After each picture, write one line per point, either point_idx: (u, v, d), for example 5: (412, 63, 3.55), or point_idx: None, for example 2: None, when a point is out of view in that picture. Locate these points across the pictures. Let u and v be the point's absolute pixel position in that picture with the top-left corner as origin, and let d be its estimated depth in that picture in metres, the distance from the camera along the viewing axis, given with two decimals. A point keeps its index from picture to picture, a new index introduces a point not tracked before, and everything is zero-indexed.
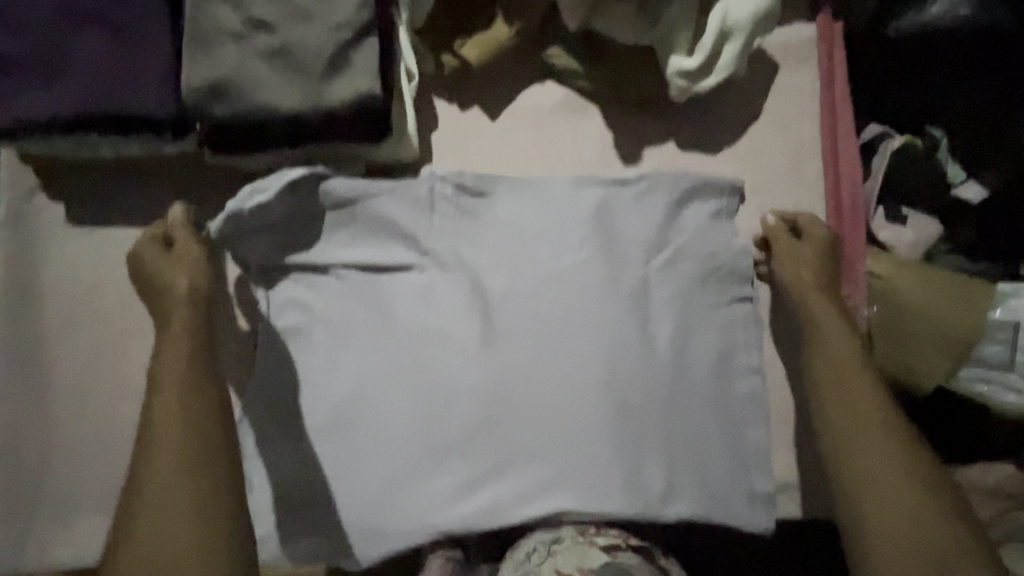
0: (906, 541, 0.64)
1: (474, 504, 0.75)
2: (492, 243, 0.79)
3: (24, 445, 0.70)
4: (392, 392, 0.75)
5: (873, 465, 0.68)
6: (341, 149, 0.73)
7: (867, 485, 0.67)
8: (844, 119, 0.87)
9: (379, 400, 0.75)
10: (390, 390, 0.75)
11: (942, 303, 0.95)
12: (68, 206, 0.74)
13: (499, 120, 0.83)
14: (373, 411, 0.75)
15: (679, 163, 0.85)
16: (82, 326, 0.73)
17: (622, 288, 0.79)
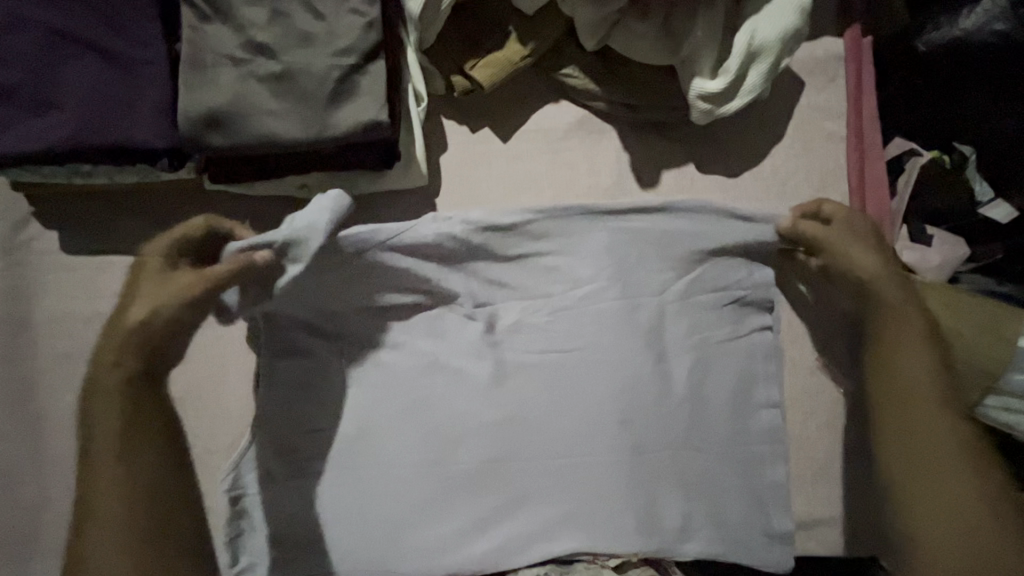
0: (963, 542, 0.65)
1: (484, 545, 0.72)
2: (503, 276, 0.76)
3: (22, 481, 0.69)
4: (400, 428, 0.73)
5: (936, 481, 0.67)
6: (348, 175, 0.72)
7: (938, 502, 0.67)
8: (871, 142, 0.83)
9: (387, 436, 0.73)
10: (398, 425, 0.73)
11: (971, 332, 0.90)
12: (64, 235, 0.72)
13: (510, 142, 0.79)
14: (380, 447, 0.73)
15: (697, 187, 0.82)
16: (79, 359, 0.71)
17: (639, 320, 0.75)
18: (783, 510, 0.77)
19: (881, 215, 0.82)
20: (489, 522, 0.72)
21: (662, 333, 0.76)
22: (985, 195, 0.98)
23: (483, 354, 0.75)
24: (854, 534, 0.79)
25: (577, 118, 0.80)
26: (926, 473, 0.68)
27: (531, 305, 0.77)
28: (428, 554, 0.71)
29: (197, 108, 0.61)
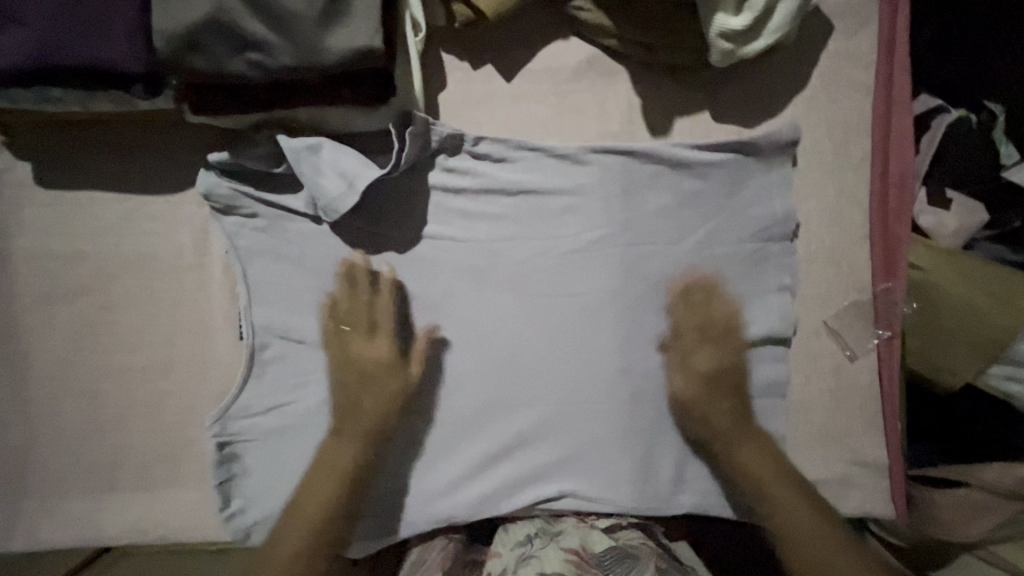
0: None
1: (477, 491, 0.71)
2: (506, 218, 0.73)
3: (6, 421, 0.67)
4: (395, 374, 0.71)
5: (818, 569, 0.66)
6: (332, 115, 0.67)
7: None
8: (901, 93, 0.77)
9: None
10: (392, 371, 0.72)
11: (981, 298, 0.88)
12: (37, 167, 0.67)
13: (515, 81, 0.74)
14: None
15: (712, 136, 0.77)
16: (60, 300, 0.68)
17: (642, 271, 0.75)
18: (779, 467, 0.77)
19: (901, 176, 0.78)
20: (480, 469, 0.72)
21: (666, 283, 0.75)
22: (1011, 158, 0.95)
23: (481, 303, 0.73)
24: (847, 492, 0.79)
25: (587, 56, 0.75)
26: None
27: (533, 253, 0.74)
28: (420, 499, 0.71)
29: (173, 26, 0.56)
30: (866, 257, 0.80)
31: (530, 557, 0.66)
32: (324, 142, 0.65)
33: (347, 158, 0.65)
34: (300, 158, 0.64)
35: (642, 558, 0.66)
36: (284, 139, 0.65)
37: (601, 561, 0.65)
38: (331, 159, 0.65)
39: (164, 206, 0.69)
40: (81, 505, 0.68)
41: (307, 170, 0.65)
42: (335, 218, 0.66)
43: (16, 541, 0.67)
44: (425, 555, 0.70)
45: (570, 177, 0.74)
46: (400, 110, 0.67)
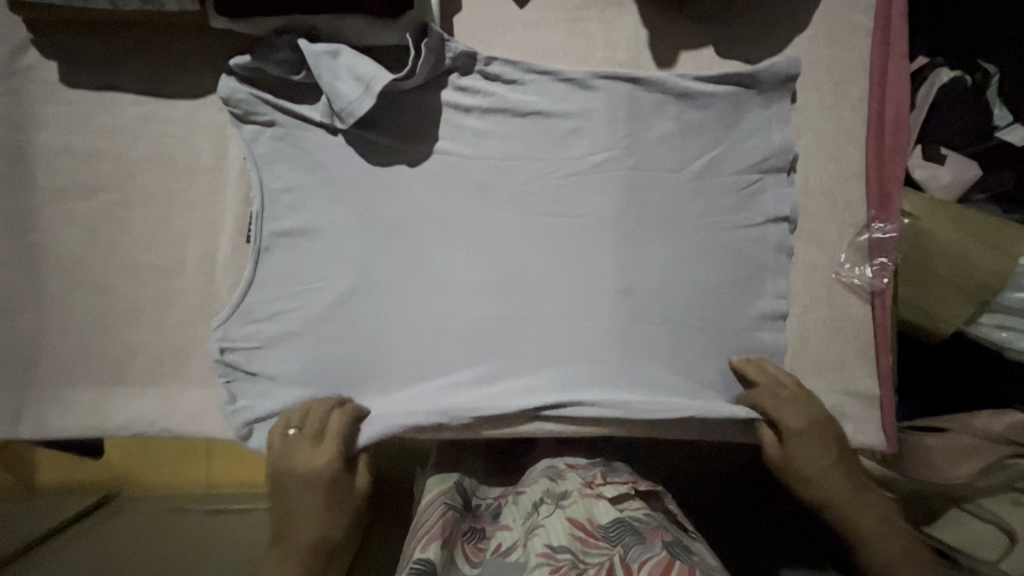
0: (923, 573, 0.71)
1: (475, 401, 0.71)
2: (514, 137, 0.75)
3: (20, 311, 0.69)
4: (402, 284, 0.73)
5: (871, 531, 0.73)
6: (349, 26, 0.69)
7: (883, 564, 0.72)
8: (897, 36, 0.81)
9: (385, 291, 0.73)
10: (399, 281, 0.73)
11: (974, 244, 0.90)
12: (64, 65, 0.69)
13: (527, 8, 0.77)
14: (378, 302, 0.72)
15: (716, 70, 0.79)
16: (78, 196, 0.70)
17: (646, 195, 0.76)
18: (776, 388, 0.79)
19: (896, 116, 0.81)
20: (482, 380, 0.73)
21: (670, 207, 0.76)
22: (1004, 119, 0.97)
23: (488, 218, 0.75)
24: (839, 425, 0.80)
25: None
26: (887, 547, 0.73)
27: (541, 171, 0.76)
28: (420, 404, 0.70)
29: None
30: (861, 192, 0.82)
31: (536, 528, 0.67)
32: (343, 49, 0.68)
33: (364, 63, 0.68)
34: (318, 61, 0.67)
35: (647, 532, 0.65)
36: (303, 42, 0.67)
37: (607, 533, 0.65)
38: (347, 63, 0.67)
39: (184, 110, 0.71)
40: (90, 399, 0.70)
41: (326, 73, 0.67)
42: (349, 122, 0.69)
43: (24, 430, 0.69)
44: (427, 512, 0.73)
45: (578, 100, 0.76)
46: (419, 21, 0.69)
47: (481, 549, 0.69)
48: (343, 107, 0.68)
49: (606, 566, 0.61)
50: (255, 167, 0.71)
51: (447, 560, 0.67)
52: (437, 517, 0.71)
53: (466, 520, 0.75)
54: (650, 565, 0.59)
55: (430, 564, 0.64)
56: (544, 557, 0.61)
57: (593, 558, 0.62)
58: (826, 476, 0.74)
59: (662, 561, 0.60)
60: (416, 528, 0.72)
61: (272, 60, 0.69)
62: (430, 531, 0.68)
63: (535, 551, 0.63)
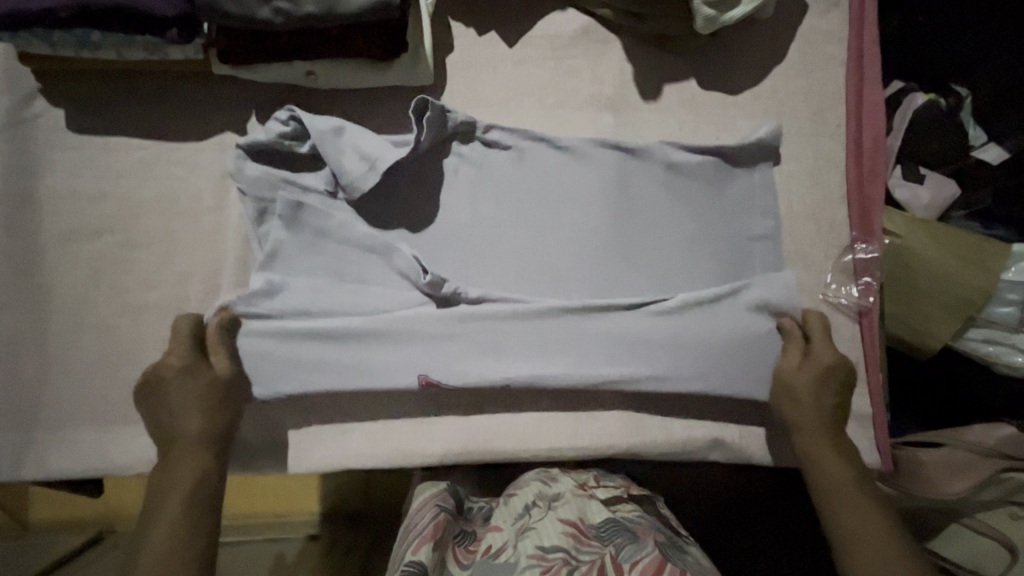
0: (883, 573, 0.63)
1: (474, 443, 0.75)
2: (510, 206, 0.78)
3: (24, 352, 0.70)
4: (402, 352, 0.72)
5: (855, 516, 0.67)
6: (344, 71, 0.72)
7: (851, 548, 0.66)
8: (870, 67, 0.84)
9: (384, 361, 0.72)
10: (399, 349, 0.72)
11: (959, 264, 0.92)
12: (71, 114, 0.72)
13: (516, 47, 0.80)
14: (376, 372, 0.72)
15: (698, 102, 0.83)
16: (82, 239, 0.72)
17: (638, 256, 0.79)
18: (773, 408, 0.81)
19: (874, 143, 0.84)
20: (478, 411, 0.76)
21: (661, 270, 0.79)
22: (979, 139, 1.01)
23: (485, 284, 0.76)
24: None
25: (583, 26, 0.81)
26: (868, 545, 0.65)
27: (537, 237, 0.77)
28: (427, 432, 0.75)
29: None
30: (844, 215, 0.85)
31: (528, 529, 0.70)
32: (347, 127, 0.71)
33: (370, 142, 0.70)
34: (324, 142, 0.70)
35: (638, 531, 0.70)
36: (308, 121, 0.70)
37: (598, 533, 0.70)
38: (352, 143, 0.70)
39: (187, 153, 0.74)
40: (93, 437, 0.71)
41: (333, 151, 0.70)
42: (355, 196, 0.71)
43: (27, 471, 0.69)
44: (418, 512, 0.75)
45: (571, 168, 0.78)
46: (420, 98, 0.71)
47: (473, 552, 0.72)
48: (349, 182, 0.70)
49: (598, 563, 0.66)
50: (254, 237, 0.72)
51: (437, 560, 0.69)
52: (429, 518, 0.72)
53: (458, 522, 0.76)
54: (641, 565, 0.65)
55: (422, 566, 0.66)
56: (537, 559, 0.66)
57: (587, 555, 0.67)
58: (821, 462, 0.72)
59: (654, 560, 0.66)
60: (407, 529, 0.74)
61: (275, 134, 0.70)
62: (422, 533, 0.70)
63: (526, 552, 0.67)
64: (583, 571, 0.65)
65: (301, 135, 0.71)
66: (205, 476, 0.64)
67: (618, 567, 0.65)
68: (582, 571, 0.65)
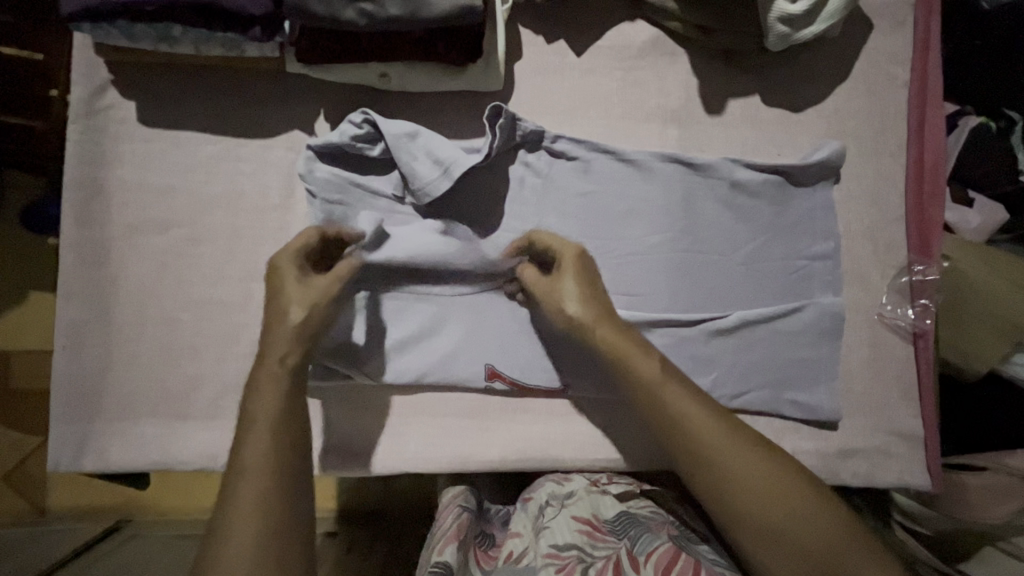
0: (770, 527, 0.57)
1: (529, 449, 0.75)
2: (574, 218, 0.78)
3: (87, 341, 0.70)
4: (467, 356, 0.74)
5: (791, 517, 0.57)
6: (419, 73, 0.71)
7: (764, 528, 0.57)
8: (934, 89, 0.85)
9: (449, 364, 0.74)
10: (465, 353, 0.74)
11: (1008, 287, 0.93)
12: (143, 106, 0.72)
13: (584, 56, 0.80)
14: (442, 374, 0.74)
15: (762, 117, 0.83)
16: (147, 231, 0.71)
17: (697, 269, 0.80)
18: (829, 427, 0.82)
19: (935, 164, 0.84)
20: (534, 416, 0.76)
21: (719, 286, 0.80)
22: None
23: None
24: (882, 463, 0.81)
25: (651, 37, 0.81)
26: (758, 508, 0.58)
27: (602, 247, 0.78)
28: (483, 439, 0.75)
29: None
30: (903, 236, 0.85)
31: (543, 529, 0.69)
32: (420, 130, 0.71)
33: (444, 148, 0.71)
34: (397, 145, 0.70)
35: (652, 525, 0.70)
36: (382, 125, 0.69)
37: (613, 528, 0.70)
38: (425, 147, 0.70)
39: (255, 150, 0.74)
40: (152, 430, 0.70)
41: (408, 154, 0.70)
42: (425, 202, 0.72)
43: (85, 460, 0.69)
44: (440, 512, 0.76)
45: (637, 181, 0.79)
46: (493, 105, 0.71)
47: (494, 557, 0.71)
48: (423, 187, 0.71)
49: (613, 559, 0.66)
50: None
51: (462, 561, 0.69)
52: (453, 519, 0.72)
53: (479, 522, 0.76)
54: (657, 555, 0.65)
55: (447, 567, 0.66)
56: (552, 557, 0.65)
57: (602, 552, 0.67)
58: (714, 448, 0.60)
59: (669, 553, 0.65)
60: (430, 532, 0.74)
61: (349, 137, 0.70)
62: (445, 535, 0.70)
63: (541, 552, 0.66)
64: (598, 567, 0.66)
65: (371, 136, 0.71)
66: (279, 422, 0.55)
67: (635, 562, 0.65)
68: (597, 568, 0.65)
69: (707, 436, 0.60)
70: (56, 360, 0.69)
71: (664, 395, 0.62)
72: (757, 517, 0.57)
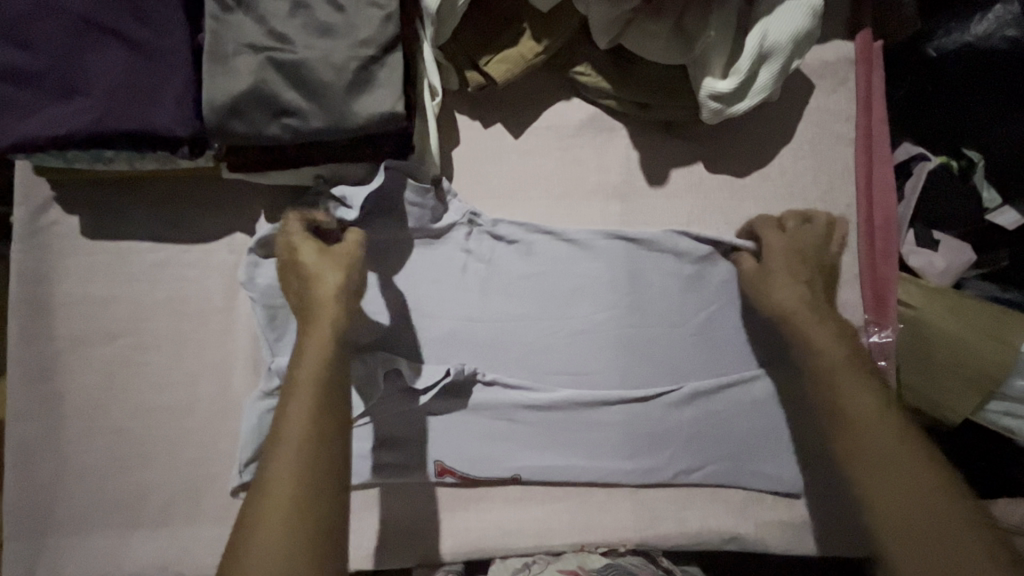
0: (900, 494, 0.60)
1: (486, 535, 0.75)
2: (520, 300, 0.78)
3: (37, 457, 0.71)
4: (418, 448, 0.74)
5: (896, 481, 0.61)
6: (353, 171, 0.72)
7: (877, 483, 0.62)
8: (879, 146, 0.84)
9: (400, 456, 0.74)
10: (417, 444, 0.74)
11: (973, 335, 0.91)
12: (85, 219, 0.73)
13: (522, 137, 0.80)
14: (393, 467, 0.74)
15: (706, 184, 0.83)
16: (94, 342, 0.72)
17: (648, 343, 0.79)
18: (792, 497, 0.80)
19: (885, 221, 0.83)
20: (490, 503, 0.76)
21: (671, 359, 0.79)
22: (994, 202, 0.99)
23: (498, 379, 0.76)
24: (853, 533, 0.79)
25: (588, 114, 0.81)
26: (880, 468, 0.62)
27: (550, 327, 0.78)
28: (437, 531, 0.74)
29: (218, 96, 0.61)
30: (856, 296, 0.84)
31: None
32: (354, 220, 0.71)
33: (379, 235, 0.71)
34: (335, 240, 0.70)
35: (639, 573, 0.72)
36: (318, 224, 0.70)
37: None
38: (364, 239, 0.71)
39: (199, 254, 0.75)
40: (104, 543, 0.71)
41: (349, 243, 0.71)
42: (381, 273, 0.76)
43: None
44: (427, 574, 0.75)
45: (581, 261, 0.79)
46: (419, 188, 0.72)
47: None
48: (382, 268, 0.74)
49: None
50: (264, 341, 0.72)
51: None
52: None
53: None
54: None
55: None
56: None
57: None
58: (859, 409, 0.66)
59: None
60: None
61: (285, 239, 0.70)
62: None
63: None
64: None
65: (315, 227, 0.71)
66: (315, 419, 0.58)
67: None
68: None
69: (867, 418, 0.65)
70: (7, 477, 0.70)
71: (840, 382, 0.69)
72: (887, 485, 0.61)
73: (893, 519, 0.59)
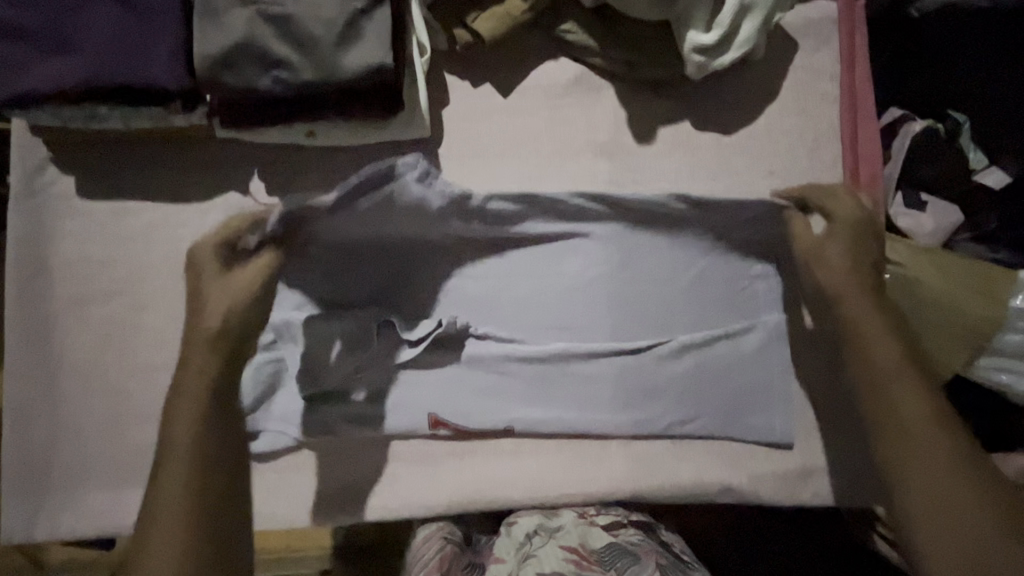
0: (925, 447, 0.62)
1: (481, 488, 0.75)
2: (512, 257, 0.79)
3: (36, 414, 0.72)
4: (413, 402, 0.76)
5: (918, 426, 0.63)
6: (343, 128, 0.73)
7: (900, 434, 0.63)
8: (862, 102, 0.85)
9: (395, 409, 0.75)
10: (412, 398, 0.76)
11: (965, 290, 0.92)
12: (81, 180, 0.74)
13: (511, 97, 0.81)
14: (388, 420, 0.75)
15: (693, 142, 0.84)
16: (90, 302, 0.73)
17: (638, 297, 0.80)
18: (784, 448, 0.81)
19: (872, 175, 0.84)
20: (484, 456, 0.77)
21: (661, 312, 0.80)
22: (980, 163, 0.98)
23: (490, 333, 0.77)
24: (845, 482, 0.80)
25: (575, 74, 0.82)
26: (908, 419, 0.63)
27: (542, 283, 0.79)
28: (432, 483, 0.75)
29: (209, 49, 0.63)
30: None
31: (529, 557, 0.70)
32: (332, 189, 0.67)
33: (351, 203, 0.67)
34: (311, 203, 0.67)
35: (640, 553, 0.71)
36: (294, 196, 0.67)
37: (600, 558, 0.70)
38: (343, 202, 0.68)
39: (193, 214, 0.76)
40: (103, 499, 0.71)
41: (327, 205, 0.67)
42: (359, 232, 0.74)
43: (40, 531, 0.71)
44: (425, 543, 0.75)
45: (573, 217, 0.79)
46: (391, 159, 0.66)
47: None
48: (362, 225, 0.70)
49: None
50: None
51: None
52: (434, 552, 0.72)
53: (467, 554, 0.76)
54: None
55: None
56: None
57: None
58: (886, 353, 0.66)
59: None
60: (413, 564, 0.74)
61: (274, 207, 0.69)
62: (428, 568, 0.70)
63: None
64: None
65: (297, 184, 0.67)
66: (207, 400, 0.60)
67: None
68: None
69: (891, 384, 0.65)
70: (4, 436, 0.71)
71: (863, 324, 0.68)
72: (914, 437, 0.62)
73: (918, 476, 0.61)
